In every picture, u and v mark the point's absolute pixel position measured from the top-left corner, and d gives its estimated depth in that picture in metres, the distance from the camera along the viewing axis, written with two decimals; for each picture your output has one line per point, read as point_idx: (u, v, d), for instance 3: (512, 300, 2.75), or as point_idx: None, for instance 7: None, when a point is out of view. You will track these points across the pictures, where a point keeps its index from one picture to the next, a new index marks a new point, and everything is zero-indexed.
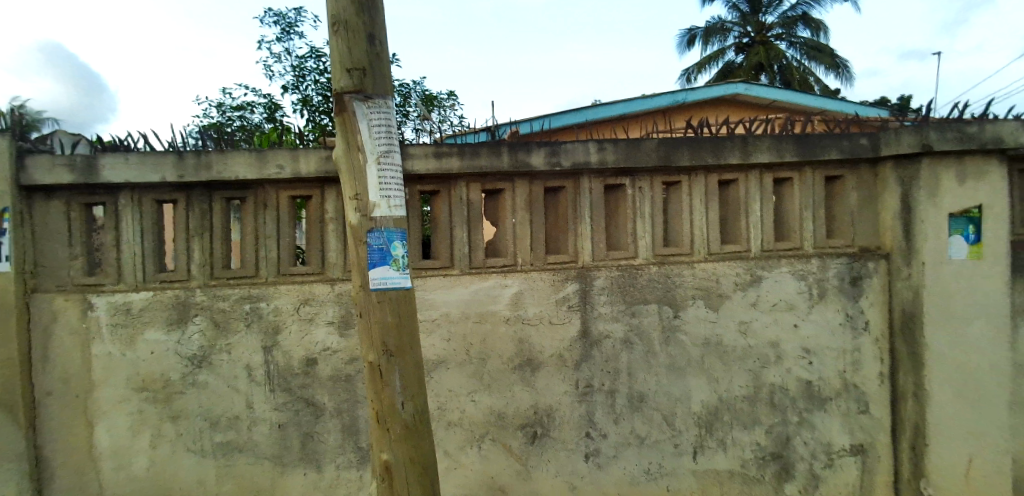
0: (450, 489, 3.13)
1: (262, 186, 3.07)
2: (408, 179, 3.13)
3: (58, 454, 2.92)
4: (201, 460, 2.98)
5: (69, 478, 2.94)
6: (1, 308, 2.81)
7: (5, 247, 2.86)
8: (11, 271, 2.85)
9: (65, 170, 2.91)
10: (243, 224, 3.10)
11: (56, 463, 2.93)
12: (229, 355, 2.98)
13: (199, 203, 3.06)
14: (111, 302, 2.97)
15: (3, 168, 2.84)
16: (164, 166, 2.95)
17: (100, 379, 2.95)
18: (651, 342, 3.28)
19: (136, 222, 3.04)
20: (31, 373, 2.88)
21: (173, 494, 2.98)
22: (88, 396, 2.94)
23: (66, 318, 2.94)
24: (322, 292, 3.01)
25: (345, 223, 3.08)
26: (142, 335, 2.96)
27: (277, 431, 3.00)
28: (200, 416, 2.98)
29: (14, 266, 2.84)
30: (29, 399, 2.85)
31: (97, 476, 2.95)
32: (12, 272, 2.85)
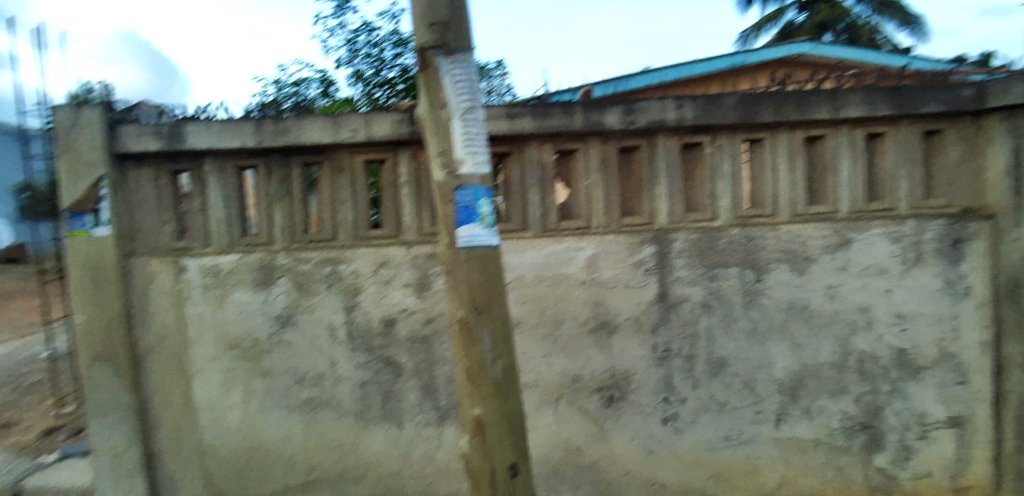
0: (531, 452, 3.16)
1: (337, 151, 3.09)
2: None
3: (159, 406, 3.11)
4: (289, 416, 3.10)
5: (170, 428, 3.12)
6: (105, 270, 3.01)
7: (103, 212, 3.02)
8: (110, 235, 3.02)
9: (153, 139, 3.03)
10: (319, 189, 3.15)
11: (157, 414, 3.11)
12: (311, 315, 3.07)
13: (276, 169, 3.12)
14: (201, 265, 3.10)
15: (96, 137, 2.98)
16: (243, 133, 3.01)
17: (194, 337, 3.10)
18: (731, 306, 3.16)
19: (220, 188, 3.14)
20: (132, 330, 3.06)
21: (264, 448, 3.12)
22: (182, 353, 3.10)
23: (161, 280, 3.09)
24: (398, 255, 3.04)
25: (418, 187, 3.08)
26: (230, 296, 3.09)
27: (360, 390, 3.08)
28: (286, 374, 3.10)
29: (112, 231, 3.02)
30: (132, 355, 3.04)
31: (195, 427, 3.13)
32: (111, 236, 3.02)
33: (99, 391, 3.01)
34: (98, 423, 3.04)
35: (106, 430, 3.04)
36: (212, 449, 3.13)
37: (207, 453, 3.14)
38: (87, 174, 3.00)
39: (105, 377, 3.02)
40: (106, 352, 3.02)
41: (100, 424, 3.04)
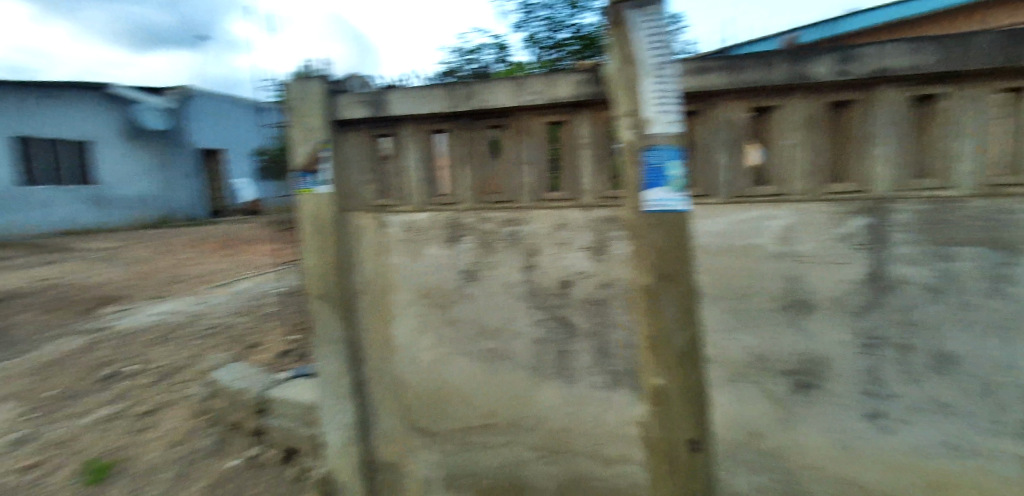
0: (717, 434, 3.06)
1: (518, 114, 3.16)
2: None
3: (365, 341, 3.58)
4: (472, 363, 3.36)
5: (374, 361, 3.58)
6: (327, 224, 3.48)
7: (323, 173, 3.47)
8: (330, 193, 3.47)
9: (361, 106, 3.38)
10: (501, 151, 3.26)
11: (364, 348, 3.59)
12: (494, 272, 3.25)
13: (463, 133, 3.30)
14: (400, 221, 3.44)
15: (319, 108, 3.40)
16: (435, 99, 3.22)
17: (394, 285, 3.48)
18: (969, 293, 2.64)
19: (415, 151, 3.42)
20: (346, 275, 3.53)
21: (449, 389, 3.43)
22: (384, 298, 3.51)
23: (368, 232, 3.51)
24: (576, 217, 3.05)
25: (598, 149, 3.03)
26: (424, 249, 3.39)
27: (536, 345, 3.21)
28: (470, 324, 3.34)
29: (331, 190, 3.46)
30: (345, 297, 3.52)
31: (393, 364, 3.54)
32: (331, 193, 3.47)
33: (322, 326, 3.55)
34: (321, 352, 3.59)
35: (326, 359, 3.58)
36: (406, 385, 3.52)
37: (402, 388, 3.53)
38: (313, 139, 3.46)
39: (327, 314, 3.53)
40: (326, 292, 3.53)
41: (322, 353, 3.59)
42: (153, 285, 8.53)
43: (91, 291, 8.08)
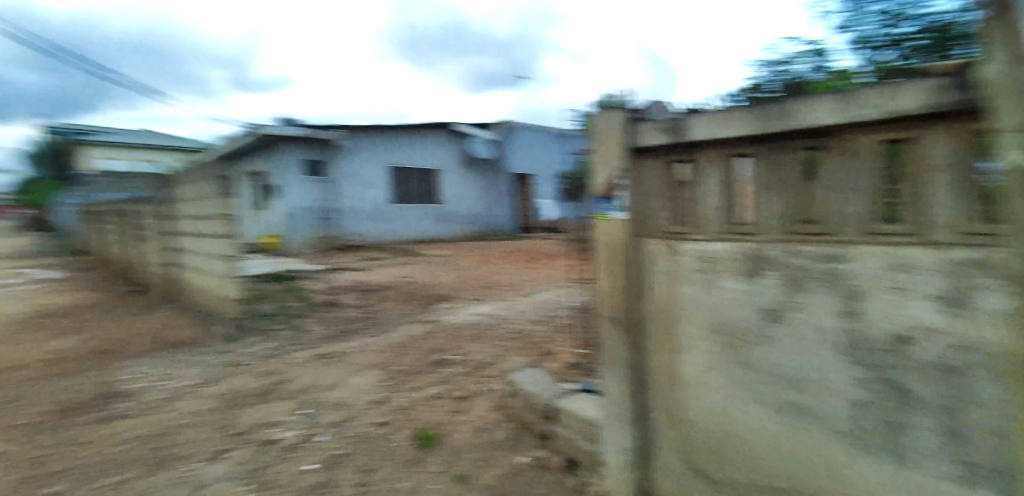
0: None
1: (842, 130, 2.48)
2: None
3: (654, 368, 3.48)
4: (768, 414, 2.83)
5: (662, 390, 3.44)
6: (621, 252, 3.57)
7: (621, 199, 3.56)
8: (625, 220, 3.52)
9: (662, 133, 3.28)
10: (819, 176, 2.61)
11: (652, 374, 3.49)
12: (803, 313, 2.63)
13: (774, 155, 2.79)
14: (696, 250, 3.17)
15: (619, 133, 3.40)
16: (739, 120, 2.85)
17: (685, 316, 3.23)
18: None
19: (717, 178, 3.10)
20: (639, 300, 3.52)
21: (742, 439, 2.98)
22: (675, 328, 3.31)
23: (662, 260, 3.37)
24: (922, 258, 2.17)
25: (966, 168, 2.11)
26: (720, 282, 3.03)
27: (857, 410, 2.45)
28: (769, 371, 2.81)
29: (626, 216, 3.52)
30: (636, 321, 3.53)
31: (681, 396, 3.30)
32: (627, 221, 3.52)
33: (614, 347, 3.66)
34: (611, 371, 3.70)
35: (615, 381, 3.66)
36: (694, 423, 3.24)
37: (689, 425, 3.27)
38: (611, 166, 3.54)
39: (619, 335, 3.61)
40: (621, 314, 3.59)
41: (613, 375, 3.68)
42: (474, 289, 10.08)
43: (431, 290, 10.01)
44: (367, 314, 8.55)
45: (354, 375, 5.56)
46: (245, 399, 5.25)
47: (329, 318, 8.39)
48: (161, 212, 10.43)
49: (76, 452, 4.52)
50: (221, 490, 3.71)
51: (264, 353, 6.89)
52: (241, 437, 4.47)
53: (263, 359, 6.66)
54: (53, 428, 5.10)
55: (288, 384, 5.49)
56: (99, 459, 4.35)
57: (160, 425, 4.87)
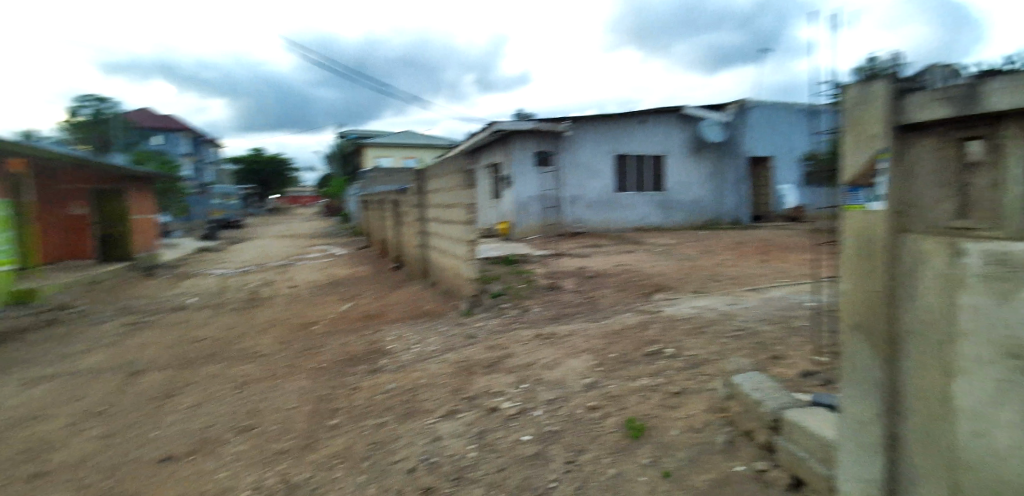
0: None
1: None
2: None
3: (914, 400, 2.17)
4: None
5: (924, 434, 2.13)
6: (873, 245, 2.29)
7: (881, 187, 2.25)
8: (885, 211, 2.22)
9: (939, 103, 1.96)
10: None
11: (911, 408, 2.19)
12: None
13: None
14: (986, 249, 1.81)
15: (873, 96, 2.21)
16: None
17: (963, 333, 1.91)
18: None
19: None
20: (897, 307, 2.22)
21: None
22: (949, 348, 1.98)
23: (932, 261, 2.04)
24: None
25: None
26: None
27: None
28: None
29: (886, 207, 2.22)
30: (893, 338, 2.24)
31: (955, 442, 1.98)
32: (886, 212, 2.22)
33: (859, 365, 2.40)
34: (848, 398, 2.48)
35: (857, 420, 2.43)
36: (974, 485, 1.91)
37: (970, 488, 1.92)
38: (869, 148, 2.27)
39: (862, 353, 2.38)
40: (866, 321, 2.35)
41: (852, 411, 2.46)
42: (698, 280, 9.54)
43: (651, 279, 9.78)
44: (584, 300, 8.76)
45: (570, 357, 5.59)
46: (476, 369, 5.87)
47: (550, 301, 8.83)
48: (419, 201, 12.18)
49: (353, 395, 5.66)
50: (454, 446, 4.16)
51: (493, 330, 7.61)
52: (471, 401, 4.99)
53: (492, 334, 7.35)
54: (339, 374, 6.42)
55: (511, 359, 5.97)
56: (366, 404, 5.35)
57: (411, 382, 5.78)
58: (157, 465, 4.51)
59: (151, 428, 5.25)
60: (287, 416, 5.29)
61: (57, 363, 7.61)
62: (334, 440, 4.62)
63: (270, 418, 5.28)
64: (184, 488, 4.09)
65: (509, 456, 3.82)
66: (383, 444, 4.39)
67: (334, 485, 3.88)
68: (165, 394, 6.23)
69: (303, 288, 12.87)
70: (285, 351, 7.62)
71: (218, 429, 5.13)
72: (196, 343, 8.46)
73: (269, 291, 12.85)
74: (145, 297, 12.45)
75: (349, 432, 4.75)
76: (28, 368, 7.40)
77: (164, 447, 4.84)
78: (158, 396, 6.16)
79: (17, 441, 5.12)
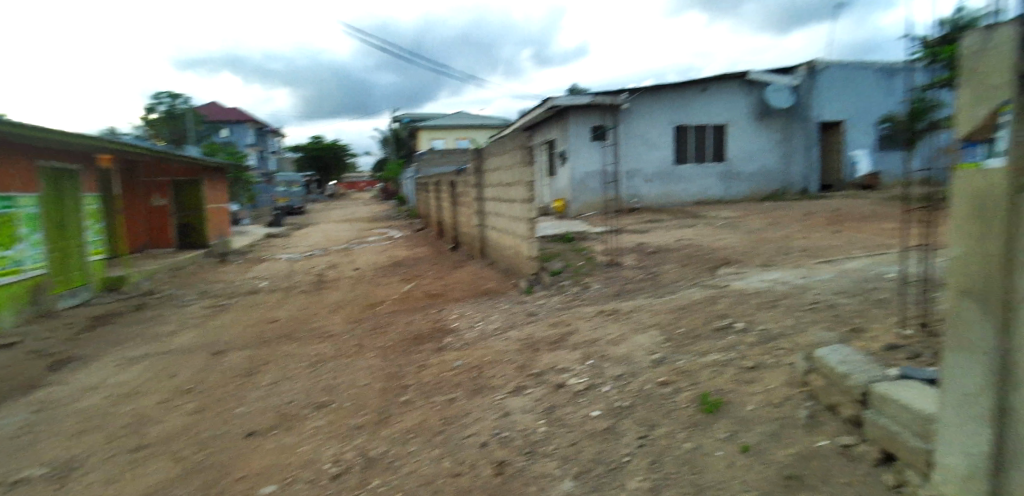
0: None
1: None
2: None
3: None
4: None
5: None
6: (992, 208, 2.10)
7: (1003, 142, 2.06)
8: (1007, 175, 2.02)
9: None
10: None
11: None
12: None
13: None
14: None
15: (1004, 43, 2.01)
16: None
17: None
18: None
19: None
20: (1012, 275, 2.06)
21: None
22: None
23: None
24: None
25: None
26: None
27: None
28: None
29: (1011, 167, 2.02)
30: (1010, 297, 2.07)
31: None
32: (1009, 176, 2.02)
33: (967, 333, 2.23)
34: (950, 356, 2.32)
35: (956, 388, 2.27)
36: None
37: None
38: (990, 101, 2.10)
39: (970, 316, 2.22)
40: (977, 288, 2.19)
41: (946, 377, 2.32)
42: (765, 253, 9.21)
43: (716, 253, 9.48)
44: (647, 276, 8.62)
45: (636, 332, 5.54)
46: (541, 346, 5.90)
47: (611, 277, 8.75)
48: (477, 181, 12.25)
49: (421, 372, 5.83)
50: (523, 420, 4.23)
51: (556, 307, 7.63)
52: (538, 377, 5.03)
53: (554, 311, 7.36)
54: (408, 352, 6.63)
55: (575, 336, 5.97)
56: (435, 381, 5.49)
57: (477, 358, 5.88)
58: (244, 438, 4.82)
59: (238, 404, 5.61)
60: (360, 392, 5.52)
61: (151, 343, 8.23)
62: (407, 415, 4.80)
63: (345, 394, 5.52)
64: (272, 460, 4.35)
65: (580, 431, 3.84)
66: (455, 418, 4.51)
67: (410, 458, 4.03)
68: (247, 371, 6.62)
69: (366, 270, 13.29)
70: (355, 331, 7.92)
71: (298, 404, 5.42)
72: (271, 324, 8.91)
73: (335, 273, 13.34)
74: (223, 281, 13.22)
75: (421, 407, 4.91)
76: (125, 348, 8.03)
77: (250, 421, 5.16)
78: (241, 373, 6.56)
79: (123, 415, 5.59)
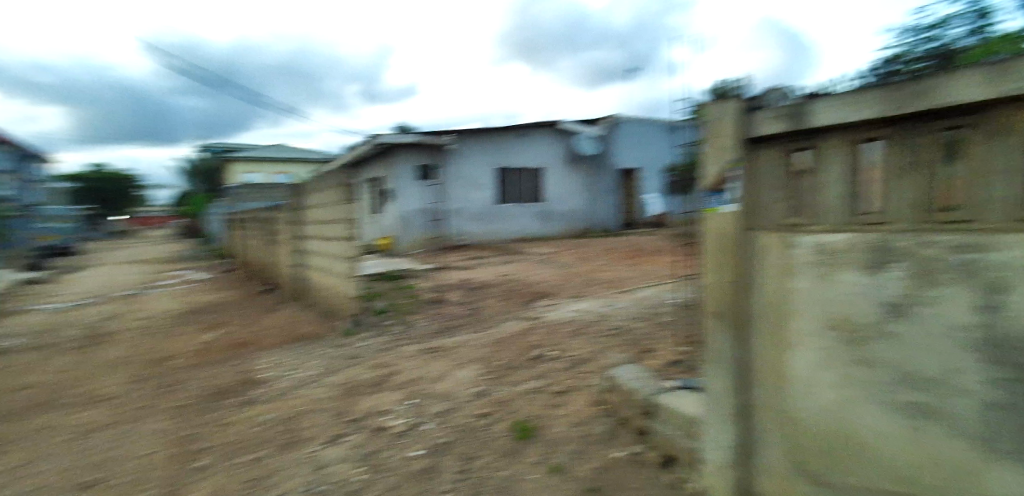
0: None
1: (1001, 104, 1.70)
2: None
3: (761, 369, 2.50)
4: (892, 415, 2.01)
5: (770, 393, 2.46)
6: (728, 245, 2.60)
7: (732, 191, 2.58)
8: (736, 216, 2.55)
9: (778, 122, 2.33)
10: (954, 173, 1.85)
11: (757, 373, 2.52)
12: (931, 307, 1.87)
13: (913, 141, 1.94)
14: (816, 244, 2.23)
15: (727, 113, 2.51)
16: (867, 104, 2.00)
17: (796, 311, 2.31)
18: None
19: (840, 172, 2.17)
20: (742, 294, 2.54)
21: (862, 453, 2.12)
22: (786, 322, 2.36)
23: (772, 255, 2.41)
24: None
25: None
26: (837, 276, 2.15)
27: (991, 414, 1.74)
28: (891, 369, 1.99)
29: (738, 209, 2.54)
30: (741, 313, 2.55)
31: (792, 399, 2.36)
32: (737, 216, 2.54)
33: (715, 345, 2.70)
34: (706, 364, 2.76)
35: (713, 393, 2.71)
36: (802, 427, 2.32)
37: (802, 431, 2.32)
38: (721, 159, 2.59)
39: (716, 331, 2.68)
40: (719, 306, 2.66)
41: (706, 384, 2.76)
42: (575, 285, 10.05)
43: (533, 287, 10.08)
44: (469, 311, 8.82)
45: (458, 368, 5.60)
46: (361, 389, 5.65)
47: (435, 314, 8.78)
48: (292, 218, 11.50)
49: (221, 431, 5.18)
50: (339, 471, 3.98)
51: (378, 347, 7.40)
52: (357, 422, 4.80)
53: (376, 352, 7.13)
54: (205, 410, 5.86)
55: (397, 376, 5.84)
56: (238, 439, 4.92)
57: (290, 410, 5.42)
58: None
59: None
60: (142, 464, 4.71)
61: None
62: (201, 485, 4.21)
63: (121, 468, 4.66)
64: None
65: (399, 474, 3.73)
66: (261, 480, 4.07)
67: None
68: None
69: (156, 319, 11.53)
70: (138, 391, 6.78)
71: (54, 489, 4.43)
72: (19, 392, 7.20)
73: (114, 324, 11.33)
74: None
75: (221, 472, 4.35)
76: None
77: None
78: None
79: None
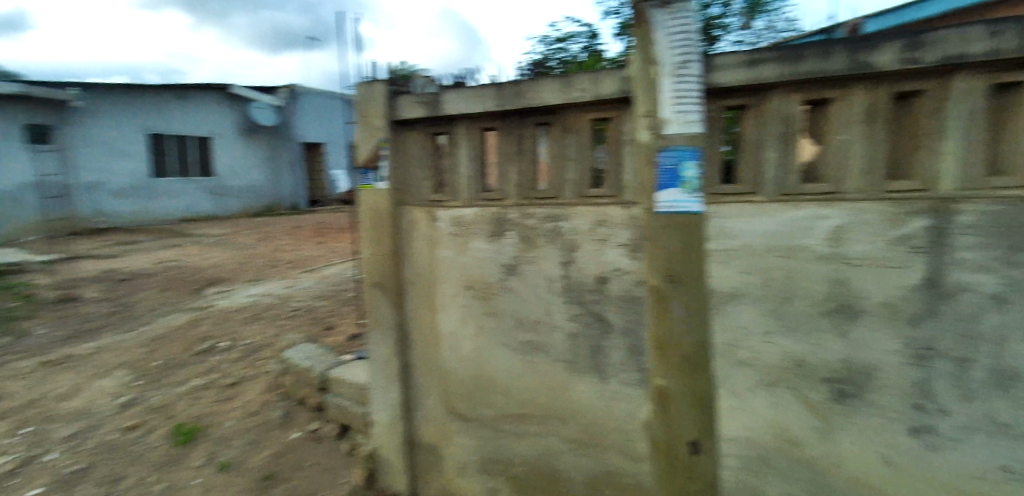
0: (728, 434, 2.09)
1: (566, 109, 2.27)
2: (583, 104, 2.20)
3: (417, 331, 2.82)
4: (510, 354, 2.52)
5: (424, 351, 2.80)
6: (383, 220, 2.81)
7: (383, 169, 2.78)
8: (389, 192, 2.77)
9: (420, 108, 2.63)
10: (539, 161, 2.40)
11: (414, 334, 2.83)
12: (532, 264, 2.39)
13: (514, 132, 2.42)
14: (454, 219, 2.62)
15: (380, 97, 2.71)
16: (483, 99, 2.41)
17: (441, 277, 2.69)
18: None
19: (467, 154, 2.57)
20: (399, 264, 2.81)
21: (492, 387, 2.59)
22: (434, 286, 2.72)
23: (422, 228, 2.74)
24: (616, 215, 2.14)
25: (614, 148, 2.15)
26: (470, 244, 2.58)
27: (571, 341, 2.33)
28: (510, 317, 2.50)
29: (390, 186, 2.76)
30: (398, 284, 2.82)
31: (440, 354, 2.74)
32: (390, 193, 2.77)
33: (377, 314, 2.92)
34: (372, 331, 2.96)
35: (379, 358, 2.94)
36: (449, 375, 2.72)
37: (449, 378, 2.72)
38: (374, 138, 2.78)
39: (378, 301, 2.90)
40: (379, 277, 2.88)
41: (373, 352, 2.97)
42: (254, 268, 9.29)
43: (201, 274, 8.93)
44: (115, 308, 7.32)
45: (97, 377, 4.65)
46: None
47: (63, 317, 7.01)
48: None
49: None
50: None
51: None
52: None
53: None
54: None
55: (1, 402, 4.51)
56: None
57: None
58: None
59: None
60: None
61: None
62: None
63: None
64: None
65: None
66: None
67: None
68: None
69: None
70: None
71: None
72: None
73: None
74: None
75: None
76: None
77: None
78: None
79: None
